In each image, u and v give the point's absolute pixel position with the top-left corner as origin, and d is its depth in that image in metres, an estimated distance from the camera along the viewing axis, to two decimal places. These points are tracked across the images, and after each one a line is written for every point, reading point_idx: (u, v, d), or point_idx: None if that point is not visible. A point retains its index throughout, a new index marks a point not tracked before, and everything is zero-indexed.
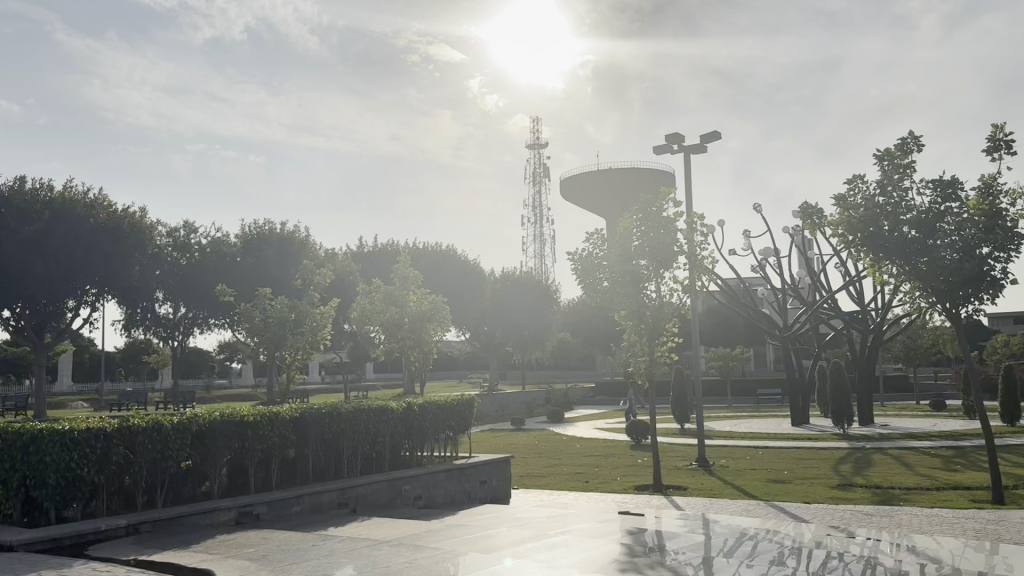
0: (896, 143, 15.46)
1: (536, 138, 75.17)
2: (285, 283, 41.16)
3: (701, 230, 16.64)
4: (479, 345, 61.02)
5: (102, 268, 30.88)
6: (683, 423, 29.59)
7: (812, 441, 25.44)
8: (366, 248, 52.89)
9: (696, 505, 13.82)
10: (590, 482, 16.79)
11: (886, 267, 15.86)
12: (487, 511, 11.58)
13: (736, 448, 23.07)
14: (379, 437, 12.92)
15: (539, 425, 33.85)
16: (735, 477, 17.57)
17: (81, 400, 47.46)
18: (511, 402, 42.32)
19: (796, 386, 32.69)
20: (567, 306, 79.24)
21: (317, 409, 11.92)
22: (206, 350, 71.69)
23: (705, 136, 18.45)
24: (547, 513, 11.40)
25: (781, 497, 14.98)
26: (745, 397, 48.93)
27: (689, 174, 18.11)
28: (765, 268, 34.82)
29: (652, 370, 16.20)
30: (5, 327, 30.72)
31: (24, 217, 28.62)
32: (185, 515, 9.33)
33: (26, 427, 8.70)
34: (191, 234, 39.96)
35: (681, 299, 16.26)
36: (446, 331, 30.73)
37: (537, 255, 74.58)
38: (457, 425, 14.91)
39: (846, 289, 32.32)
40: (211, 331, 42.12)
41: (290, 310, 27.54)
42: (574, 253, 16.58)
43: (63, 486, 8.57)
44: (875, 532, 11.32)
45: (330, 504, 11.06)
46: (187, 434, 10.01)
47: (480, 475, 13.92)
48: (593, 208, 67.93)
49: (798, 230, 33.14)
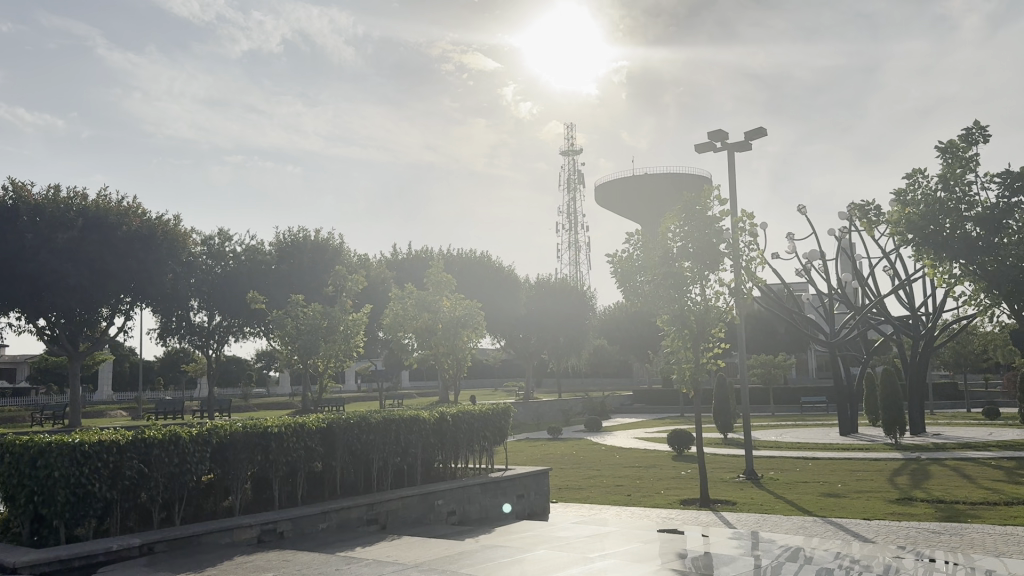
0: (960, 135, 14.50)
1: (570, 144, 74.43)
2: (318, 290, 40.82)
3: (749, 230, 15.75)
4: (514, 352, 60.32)
5: (135, 276, 30.76)
6: (726, 433, 28.62)
7: (864, 451, 24.32)
8: (399, 256, 52.52)
9: (746, 522, 12.97)
10: (633, 495, 16.00)
11: (947, 266, 14.86)
12: (527, 528, 10.86)
13: (784, 459, 22.03)
14: (410, 449, 12.26)
15: (577, 434, 33.05)
16: (787, 490, 16.64)
17: (118, 409, 47.50)
18: (547, 410, 41.53)
19: (843, 394, 31.51)
20: (603, 313, 78.22)
21: (346, 419, 11.32)
22: (243, 359, 71.90)
23: (750, 132, 17.63)
24: (590, 531, 10.65)
25: (837, 512, 14.09)
26: (789, 405, 47.59)
27: (734, 173, 17.30)
28: (810, 272, 33.76)
29: (698, 377, 15.33)
30: (41, 336, 30.77)
31: (59, 226, 28.67)
32: (204, 533, 8.75)
33: (34, 439, 8.16)
34: (226, 242, 39.85)
35: (728, 303, 15.38)
36: (481, 337, 30.13)
37: (571, 262, 73.69)
38: (492, 436, 14.19)
39: (895, 292, 31.19)
40: (246, 340, 41.89)
41: (322, 317, 27.15)
42: (613, 255, 15.86)
43: (73, 504, 8.03)
44: (948, 553, 10.38)
45: (359, 520, 10.44)
46: (207, 446, 9.45)
47: (517, 488, 13.18)
48: (629, 213, 66.97)
49: (845, 232, 32.06)
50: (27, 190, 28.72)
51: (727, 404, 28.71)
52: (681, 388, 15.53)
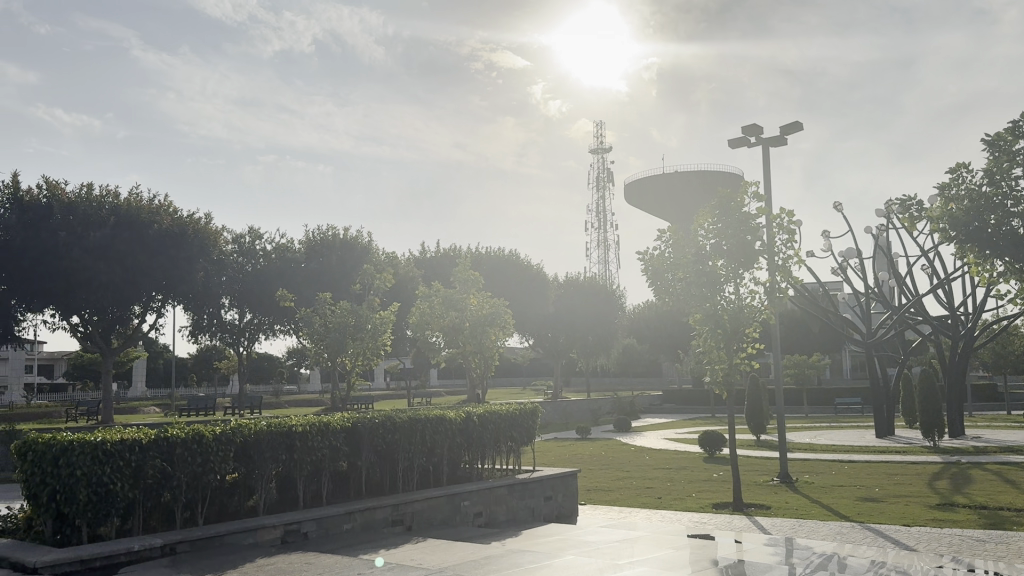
0: (1007, 127, 14.00)
1: (600, 142, 74.01)
2: (347, 288, 40.99)
3: (786, 226, 15.32)
4: (543, 351, 60.02)
5: (165, 274, 30.94)
6: (758, 435, 28.12)
7: (901, 455, 23.75)
8: (428, 254, 52.53)
9: (781, 528, 12.61)
10: (664, 498, 15.65)
11: (992, 264, 14.32)
12: (556, 532, 10.60)
13: (819, 461, 21.54)
14: (436, 448, 12.05)
15: (606, 434, 32.70)
16: (822, 495, 16.20)
17: (151, 405, 47.91)
18: (576, 409, 41.23)
19: (879, 395, 30.86)
20: (632, 312, 77.71)
21: (371, 418, 11.14)
22: (275, 357, 72.38)
23: (786, 127, 17.23)
24: (619, 536, 10.36)
25: (875, 517, 13.67)
26: (822, 406, 46.82)
27: (768, 168, 16.90)
28: (846, 271, 33.13)
29: (731, 378, 14.96)
30: (74, 333, 31.02)
31: (92, 224, 28.97)
32: (226, 533, 8.59)
33: (56, 438, 8.07)
34: (257, 240, 40.06)
35: (762, 302, 14.98)
36: (509, 336, 29.91)
37: (601, 260, 73.29)
38: (519, 436, 13.93)
39: (934, 291, 30.51)
40: (277, 338, 42.02)
41: (350, 315, 27.09)
42: (644, 253, 15.56)
43: (95, 502, 7.93)
44: (994, 563, 9.97)
45: (384, 521, 10.24)
46: (231, 445, 9.32)
47: (545, 489, 12.92)
48: (660, 211, 66.41)
49: (882, 230, 31.41)
50: (61, 189, 29.01)
51: (759, 405, 28.18)
52: (714, 389, 15.17)
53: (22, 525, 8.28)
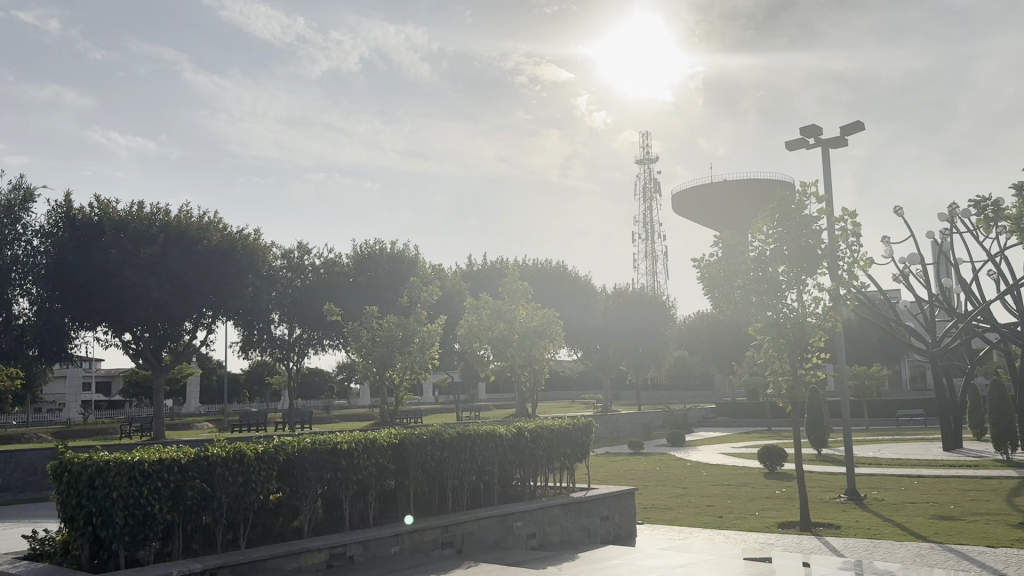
0: None
1: (647, 153, 73.08)
2: (394, 302, 41.00)
3: (850, 229, 14.52)
4: (591, 364, 59.17)
5: (215, 289, 31.10)
6: (819, 449, 27.11)
7: (973, 469, 22.60)
8: (474, 267, 52.26)
9: (855, 549, 11.82)
10: (725, 517, 14.93)
11: None
12: (612, 555, 10.02)
13: (887, 477, 20.51)
14: (487, 465, 11.54)
15: (660, 449, 31.79)
16: (894, 513, 15.31)
17: (205, 421, 48.07)
18: (627, 423, 40.35)
19: (946, 407, 29.53)
20: (683, 323, 76.55)
21: (419, 434, 10.70)
22: (326, 372, 72.69)
23: (846, 128, 16.47)
24: (679, 560, 9.74)
25: (954, 537, 12.80)
26: (883, 418, 45.30)
27: (829, 170, 16.14)
28: (908, 278, 31.89)
29: (796, 391, 14.18)
30: (127, 350, 31.22)
31: (143, 240, 29.21)
32: (269, 558, 8.16)
33: (93, 458, 7.76)
34: (305, 255, 40.06)
35: (827, 310, 14.18)
36: (559, 348, 29.32)
37: (649, 271, 72.27)
38: (573, 454, 13.31)
39: (1002, 298, 29.09)
40: (325, 353, 41.72)
41: (398, 328, 26.75)
42: (699, 259, 14.90)
43: (133, 526, 7.59)
44: None
45: (433, 543, 9.76)
46: (274, 463, 8.93)
47: (600, 509, 12.30)
48: (709, 220, 65.27)
49: (946, 234, 30.12)
50: (112, 207, 29.34)
51: (819, 418, 27.13)
52: (777, 402, 14.43)
53: (60, 548, 7.97)
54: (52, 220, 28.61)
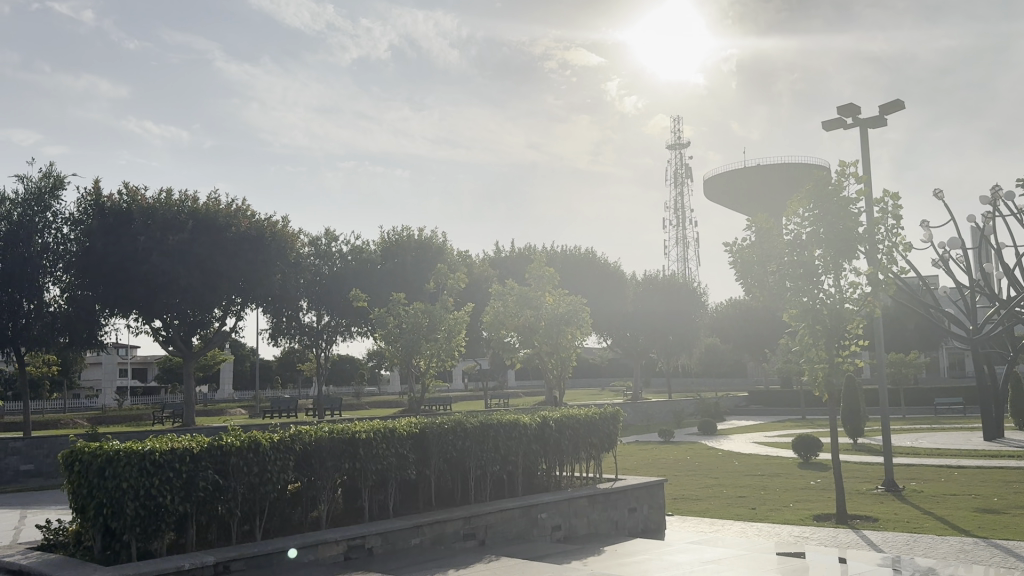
0: None
1: (678, 137, 72.13)
2: (421, 289, 40.86)
3: (890, 211, 13.91)
4: (622, 351, 58.64)
5: (244, 275, 31.06)
6: (854, 439, 26.49)
7: (1015, 459, 21.92)
8: (503, 253, 51.92)
9: (895, 544, 11.36)
10: (759, 508, 14.52)
11: None
12: (640, 550, 9.65)
13: (926, 467, 19.93)
14: (512, 455, 11.23)
15: (690, 437, 31.33)
16: (934, 505, 14.80)
17: (236, 407, 48.34)
18: (657, 411, 39.86)
19: (988, 396, 28.67)
20: (713, 309, 75.63)
21: (440, 423, 10.42)
22: (356, 359, 72.93)
23: (885, 107, 15.83)
24: (709, 555, 9.37)
25: (997, 532, 12.26)
26: (921, 407, 44.35)
27: (866, 151, 15.54)
28: (947, 262, 31.01)
29: (833, 379, 13.67)
30: (158, 337, 31.37)
31: (171, 226, 29.40)
32: (285, 550, 7.93)
33: (104, 446, 7.55)
34: (333, 242, 39.95)
35: (865, 296, 13.64)
36: (587, 335, 29.06)
37: (680, 258, 71.48)
38: (600, 443, 12.96)
39: None
40: (354, 340, 41.62)
41: (425, 315, 26.56)
42: (731, 244, 14.43)
43: (144, 518, 7.41)
44: None
45: (455, 535, 9.50)
46: (291, 453, 8.68)
47: (629, 500, 11.94)
48: (741, 205, 64.32)
49: (988, 217, 29.20)
50: (141, 194, 29.38)
51: (855, 407, 26.49)
52: (812, 391, 13.94)
53: (72, 539, 7.81)
54: (81, 207, 28.48)
